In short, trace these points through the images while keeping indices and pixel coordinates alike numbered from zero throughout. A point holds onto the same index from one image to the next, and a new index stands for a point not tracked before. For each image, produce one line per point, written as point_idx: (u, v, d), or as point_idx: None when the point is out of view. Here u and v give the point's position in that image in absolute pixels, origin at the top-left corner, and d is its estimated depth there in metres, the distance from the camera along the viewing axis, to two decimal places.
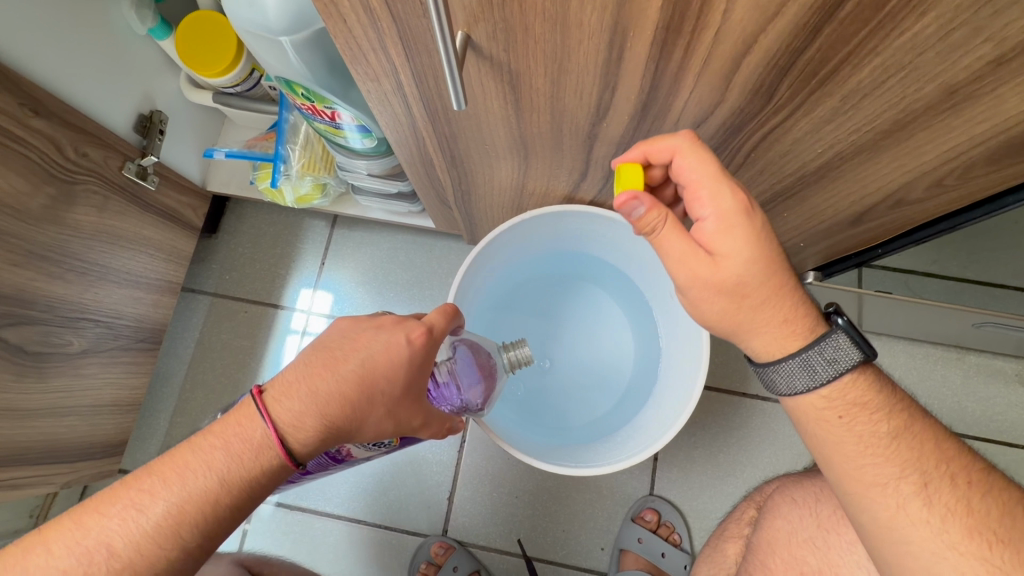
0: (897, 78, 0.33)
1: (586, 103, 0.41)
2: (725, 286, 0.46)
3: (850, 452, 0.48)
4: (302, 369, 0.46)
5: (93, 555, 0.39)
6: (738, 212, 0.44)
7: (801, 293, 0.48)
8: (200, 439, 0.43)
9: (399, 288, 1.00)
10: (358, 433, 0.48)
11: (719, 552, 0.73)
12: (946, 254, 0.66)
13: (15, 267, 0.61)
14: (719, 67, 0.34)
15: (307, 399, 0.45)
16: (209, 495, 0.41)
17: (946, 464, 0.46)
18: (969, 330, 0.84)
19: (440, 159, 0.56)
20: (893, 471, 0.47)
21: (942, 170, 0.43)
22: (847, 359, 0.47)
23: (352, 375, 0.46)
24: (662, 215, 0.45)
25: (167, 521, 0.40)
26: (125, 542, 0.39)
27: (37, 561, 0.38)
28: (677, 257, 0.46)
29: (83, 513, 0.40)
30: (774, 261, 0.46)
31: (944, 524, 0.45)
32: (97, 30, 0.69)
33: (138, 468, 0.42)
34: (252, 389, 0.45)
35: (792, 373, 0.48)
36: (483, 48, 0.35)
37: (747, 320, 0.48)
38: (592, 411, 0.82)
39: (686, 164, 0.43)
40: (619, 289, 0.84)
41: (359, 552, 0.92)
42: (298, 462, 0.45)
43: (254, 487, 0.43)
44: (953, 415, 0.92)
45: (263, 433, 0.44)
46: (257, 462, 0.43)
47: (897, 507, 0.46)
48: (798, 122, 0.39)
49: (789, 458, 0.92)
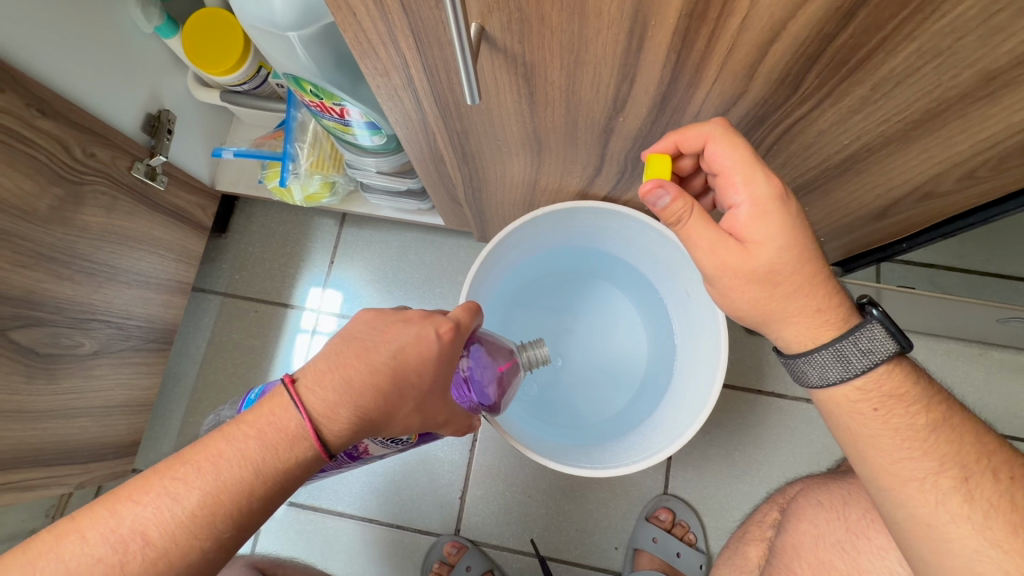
0: (933, 65, 0.31)
1: (603, 96, 0.40)
2: (756, 274, 0.45)
3: (886, 446, 0.47)
4: (334, 359, 0.46)
5: (127, 543, 0.37)
6: (772, 199, 0.43)
7: (836, 283, 0.47)
8: (233, 427, 0.42)
9: (410, 286, 0.99)
10: (387, 426, 0.48)
11: (740, 555, 0.72)
12: (973, 248, 0.64)
13: (23, 268, 0.61)
14: (744, 55, 0.32)
15: (339, 389, 0.44)
16: (245, 485, 0.40)
17: (988, 458, 0.45)
18: (994, 325, 0.82)
19: (451, 156, 0.55)
20: (931, 466, 0.45)
21: (975, 161, 0.42)
22: (883, 350, 0.45)
23: (384, 366, 0.46)
24: (688, 205, 0.45)
25: (203, 510, 0.39)
26: (160, 531, 0.38)
27: (71, 548, 0.37)
28: (706, 246, 0.46)
29: (116, 500, 0.38)
30: (808, 248, 0.45)
31: (987, 520, 0.43)
32: (103, 28, 0.68)
33: (169, 455, 0.41)
34: (283, 377, 0.44)
35: (825, 364, 0.47)
36: (497, 39, 0.34)
37: (778, 310, 0.47)
38: (606, 409, 0.81)
39: (719, 151, 0.42)
40: (632, 285, 0.83)
41: (371, 552, 0.91)
42: (331, 454, 0.44)
43: (287, 477, 0.42)
44: (979, 412, 0.90)
45: (298, 423, 0.42)
46: (292, 454, 0.42)
47: (935, 503, 0.45)
48: (824, 113, 0.38)
49: (809, 456, 0.90)
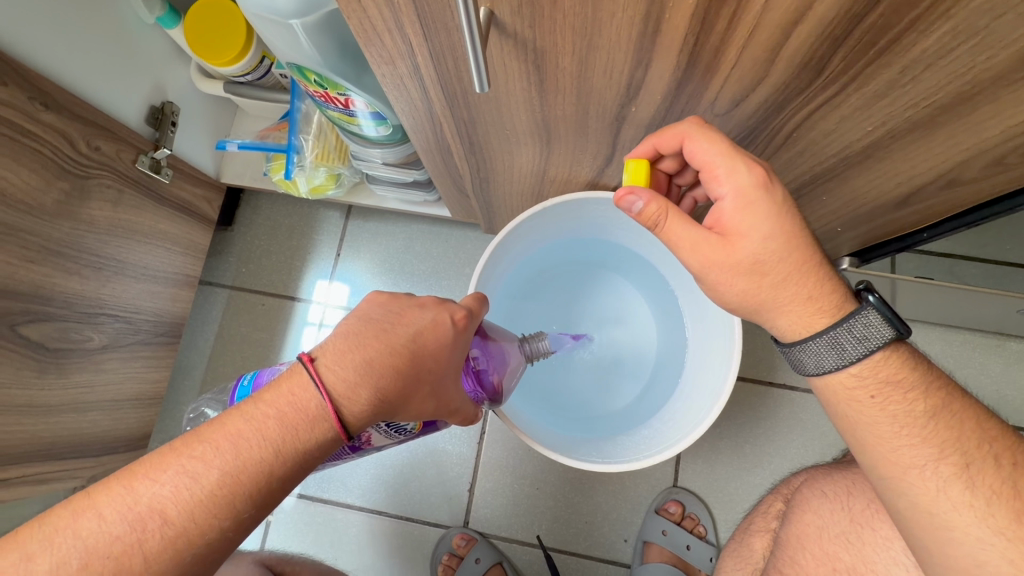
0: (968, 44, 0.30)
1: (616, 82, 0.38)
2: (742, 265, 0.45)
3: (883, 434, 0.46)
4: (352, 339, 0.45)
5: (146, 522, 0.37)
6: (755, 188, 0.43)
7: (827, 270, 0.46)
8: (251, 406, 0.41)
9: (417, 278, 0.98)
10: (403, 409, 0.47)
11: (745, 546, 0.71)
12: (993, 236, 0.62)
13: (30, 263, 0.61)
14: (767, 38, 0.31)
15: (359, 370, 0.43)
16: (265, 465, 0.40)
17: (989, 445, 0.44)
18: (1012, 315, 0.80)
19: (458, 145, 0.54)
20: (930, 453, 0.44)
21: (1006, 146, 0.40)
22: (878, 337, 0.44)
23: (404, 348, 0.45)
24: (663, 207, 0.45)
25: (222, 489, 0.38)
26: (179, 510, 0.37)
27: (88, 525, 0.36)
28: (688, 246, 0.46)
29: (133, 477, 0.38)
30: (794, 236, 0.44)
31: (989, 507, 0.42)
32: (106, 19, 0.67)
33: (186, 434, 0.40)
34: (303, 356, 0.43)
35: (820, 352, 0.46)
36: (507, 24, 0.33)
37: (769, 299, 0.46)
38: (616, 401, 0.80)
39: (697, 147, 0.43)
40: (642, 277, 0.82)
41: (380, 544, 0.91)
42: (350, 435, 0.43)
43: (304, 460, 0.41)
44: (992, 403, 0.88)
45: (319, 403, 0.42)
46: (312, 434, 0.41)
47: (936, 491, 0.44)
48: (848, 97, 0.36)
49: (818, 448, 0.89)
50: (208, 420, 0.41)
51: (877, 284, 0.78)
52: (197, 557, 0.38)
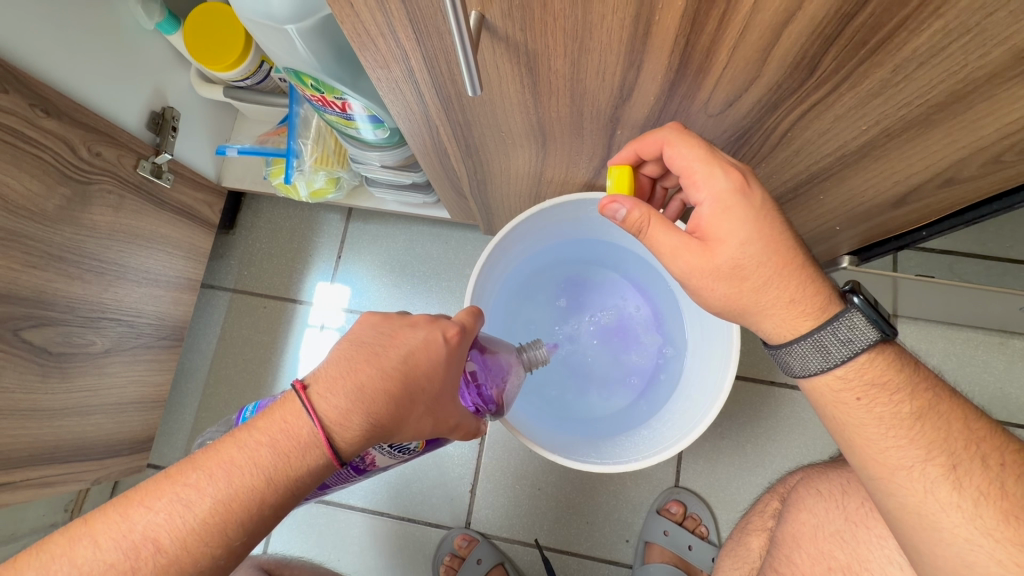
0: (960, 43, 0.30)
1: (609, 84, 0.38)
2: (722, 270, 0.46)
3: (871, 435, 0.45)
4: (344, 364, 0.45)
5: (139, 549, 0.37)
6: (733, 193, 0.44)
7: (812, 271, 0.46)
8: (244, 434, 0.41)
9: (417, 281, 0.98)
10: (398, 432, 0.46)
11: (742, 546, 0.71)
12: (992, 233, 0.62)
13: (33, 268, 0.61)
14: (757, 38, 0.31)
15: (351, 397, 0.43)
16: (256, 494, 0.40)
17: (977, 445, 0.43)
18: (1014, 313, 0.79)
19: (454, 147, 0.54)
20: (918, 453, 0.44)
21: (1004, 143, 0.40)
22: (864, 339, 0.44)
23: (396, 371, 0.45)
24: (646, 214, 0.47)
25: (214, 517, 0.39)
26: (171, 538, 0.38)
27: (84, 553, 0.37)
28: (668, 251, 0.47)
29: (128, 505, 0.39)
30: (774, 240, 0.45)
31: (978, 508, 0.42)
32: (105, 27, 0.67)
33: (181, 461, 0.41)
34: (294, 384, 0.43)
35: (805, 354, 0.46)
36: (498, 28, 0.33)
37: (751, 303, 0.46)
38: (616, 401, 0.80)
39: (676, 153, 0.44)
40: (641, 278, 0.82)
41: (382, 545, 0.91)
42: (341, 461, 0.43)
43: (299, 467, 0.41)
44: (994, 401, 0.87)
45: (310, 431, 0.42)
46: (303, 462, 0.41)
47: (924, 492, 0.43)
48: (841, 97, 0.36)
49: (819, 447, 0.88)
50: (205, 446, 0.41)
51: (877, 283, 0.78)
52: (195, 570, 0.38)
